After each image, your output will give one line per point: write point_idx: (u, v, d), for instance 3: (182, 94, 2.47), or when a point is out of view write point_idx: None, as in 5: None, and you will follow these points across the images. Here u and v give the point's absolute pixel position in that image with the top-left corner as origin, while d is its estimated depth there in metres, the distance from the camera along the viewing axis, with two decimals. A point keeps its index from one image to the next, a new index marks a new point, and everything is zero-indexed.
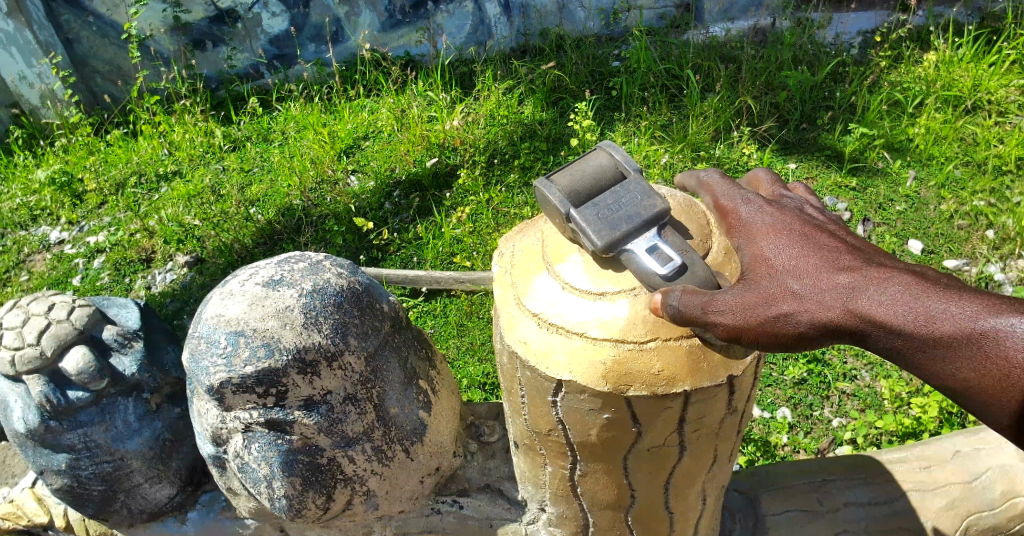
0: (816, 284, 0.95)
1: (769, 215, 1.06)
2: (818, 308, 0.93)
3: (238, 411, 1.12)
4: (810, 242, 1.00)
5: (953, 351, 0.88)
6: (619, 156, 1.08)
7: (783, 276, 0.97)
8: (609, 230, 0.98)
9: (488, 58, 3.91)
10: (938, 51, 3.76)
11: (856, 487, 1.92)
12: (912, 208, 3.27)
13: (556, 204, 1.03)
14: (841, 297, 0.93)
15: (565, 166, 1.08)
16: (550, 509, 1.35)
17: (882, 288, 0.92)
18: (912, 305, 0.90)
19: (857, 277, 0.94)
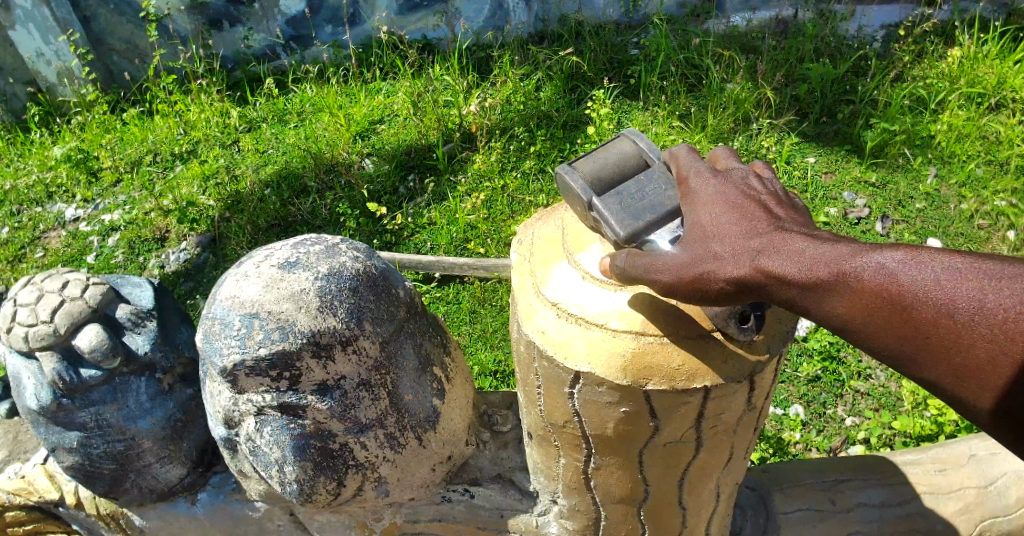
0: (734, 241, 0.88)
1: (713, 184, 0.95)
2: (732, 264, 0.86)
3: (251, 393, 1.11)
4: (737, 198, 0.92)
5: (849, 296, 0.83)
6: (643, 145, 1.06)
7: (705, 234, 0.90)
8: (633, 218, 0.95)
9: (506, 44, 3.87)
10: (964, 46, 3.68)
11: (869, 488, 1.90)
12: (932, 205, 3.21)
13: (579, 191, 1.00)
14: (750, 250, 0.86)
15: (588, 155, 1.06)
16: (562, 501, 1.33)
17: (790, 240, 0.86)
18: (814, 253, 0.84)
19: (769, 231, 0.88)
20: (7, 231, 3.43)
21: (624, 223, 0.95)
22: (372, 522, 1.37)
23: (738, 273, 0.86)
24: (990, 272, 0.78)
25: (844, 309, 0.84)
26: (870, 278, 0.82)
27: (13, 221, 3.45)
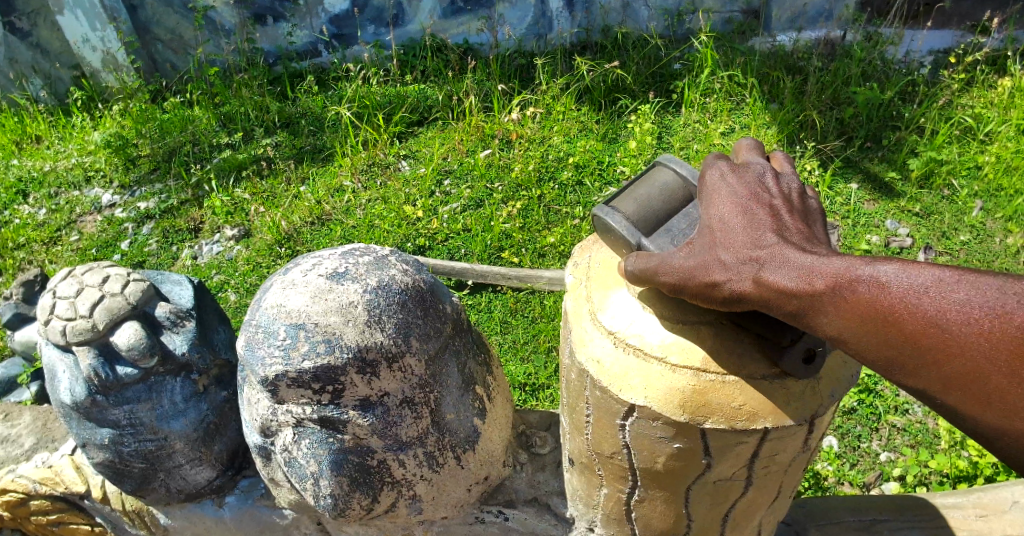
0: (734, 240, 0.84)
1: (728, 181, 0.92)
2: (726, 268, 0.82)
3: (291, 405, 1.08)
4: (730, 199, 0.90)
5: (845, 310, 0.79)
6: (685, 171, 1.02)
7: (703, 239, 0.87)
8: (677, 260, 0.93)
9: (548, 52, 3.84)
10: (1017, 77, 3.57)
11: (907, 530, 1.81)
12: (977, 239, 3.11)
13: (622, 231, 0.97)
14: (743, 252, 0.83)
15: (628, 188, 1.03)
16: (599, 530, 1.29)
17: (777, 239, 0.83)
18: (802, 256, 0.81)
19: (761, 228, 0.85)
20: (45, 213, 3.47)
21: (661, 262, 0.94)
22: None
23: (729, 277, 0.82)
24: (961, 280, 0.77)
25: (842, 323, 0.79)
26: (860, 284, 0.78)
27: (50, 203, 3.49)
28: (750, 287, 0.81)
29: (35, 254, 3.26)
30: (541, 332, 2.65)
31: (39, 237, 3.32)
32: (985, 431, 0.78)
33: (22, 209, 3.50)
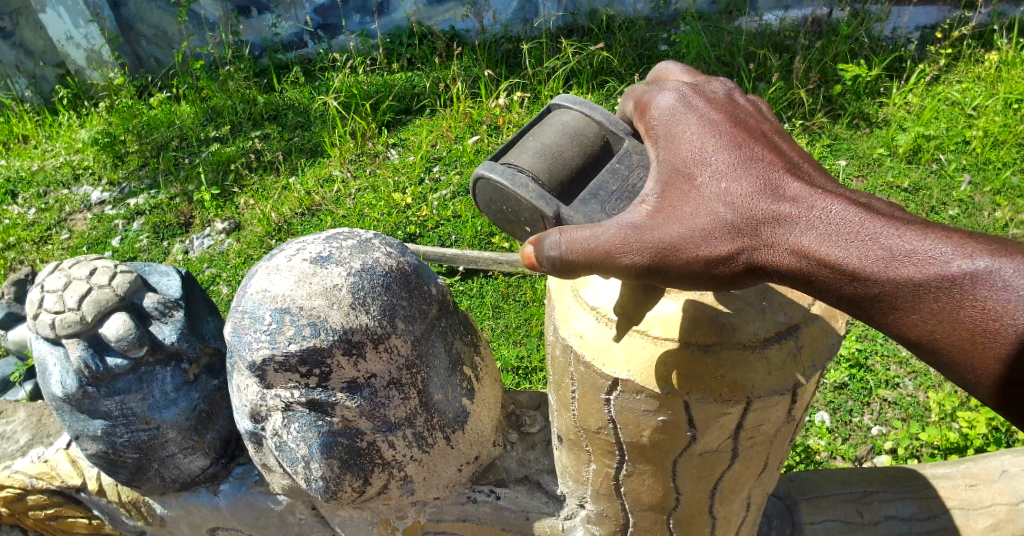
0: (713, 196, 0.82)
1: (695, 124, 0.89)
2: (712, 232, 0.79)
3: (279, 389, 1.09)
4: (689, 146, 0.87)
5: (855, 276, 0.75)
6: (575, 115, 1.12)
7: (675, 198, 0.84)
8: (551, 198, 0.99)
9: (534, 37, 3.83)
10: (1003, 50, 3.57)
11: (897, 500, 1.82)
12: (966, 213, 3.11)
13: (508, 183, 1.01)
14: (726, 210, 0.80)
15: (523, 134, 1.13)
16: (590, 506, 1.31)
17: (752, 184, 0.81)
18: (785, 202, 0.79)
19: (733, 174, 0.83)
20: (34, 212, 3.46)
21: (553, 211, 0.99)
22: (395, 520, 1.36)
23: (718, 242, 0.79)
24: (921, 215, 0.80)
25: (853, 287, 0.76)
26: (853, 230, 0.75)
27: (40, 203, 3.48)
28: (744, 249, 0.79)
29: (25, 254, 3.25)
30: (533, 316, 2.67)
31: (29, 237, 3.31)
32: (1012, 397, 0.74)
33: (11, 209, 3.48)
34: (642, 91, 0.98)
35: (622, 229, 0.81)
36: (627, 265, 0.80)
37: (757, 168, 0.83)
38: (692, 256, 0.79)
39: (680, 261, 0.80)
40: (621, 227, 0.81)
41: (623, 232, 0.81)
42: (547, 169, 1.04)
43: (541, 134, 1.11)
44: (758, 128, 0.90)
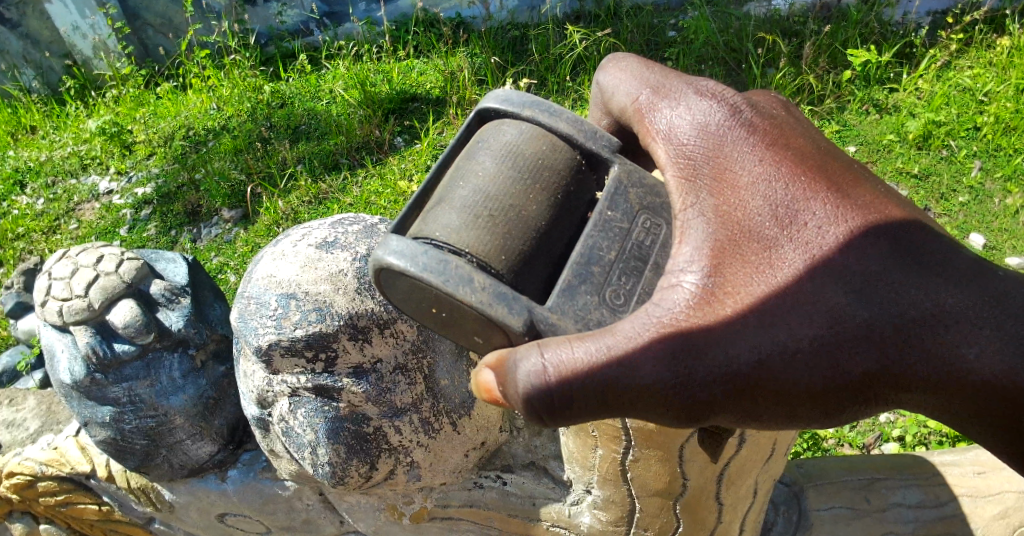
0: (757, 302, 0.83)
1: (751, 162, 0.90)
2: (760, 355, 0.81)
3: (286, 374, 1.12)
4: (724, 213, 0.88)
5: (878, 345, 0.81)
6: (515, 129, 1.04)
7: (719, 295, 0.84)
8: (514, 302, 0.86)
9: (540, 24, 3.80)
10: (1016, 35, 3.51)
11: (905, 488, 1.81)
12: (975, 200, 3.09)
13: (432, 270, 0.86)
14: (779, 326, 0.82)
15: (459, 158, 1.04)
16: (596, 492, 1.29)
17: (798, 277, 0.83)
18: (851, 312, 0.81)
19: (775, 265, 0.84)
20: (42, 203, 3.47)
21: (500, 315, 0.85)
22: (402, 505, 1.37)
23: (769, 364, 0.81)
24: (952, 247, 0.83)
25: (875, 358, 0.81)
26: (935, 348, 0.78)
27: (48, 193, 3.49)
28: (816, 375, 0.81)
29: (35, 244, 3.28)
30: None
31: (38, 226, 3.34)
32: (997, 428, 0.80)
33: (20, 199, 3.50)
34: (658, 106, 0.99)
35: (655, 356, 0.81)
36: (648, 393, 0.82)
37: (808, 245, 0.84)
38: (736, 382, 0.82)
39: (727, 388, 0.82)
40: (653, 349, 0.81)
41: (656, 360, 0.81)
42: (483, 234, 0.91)
43: (469, 174, 0.99)
44: (790, 160, 0.89)
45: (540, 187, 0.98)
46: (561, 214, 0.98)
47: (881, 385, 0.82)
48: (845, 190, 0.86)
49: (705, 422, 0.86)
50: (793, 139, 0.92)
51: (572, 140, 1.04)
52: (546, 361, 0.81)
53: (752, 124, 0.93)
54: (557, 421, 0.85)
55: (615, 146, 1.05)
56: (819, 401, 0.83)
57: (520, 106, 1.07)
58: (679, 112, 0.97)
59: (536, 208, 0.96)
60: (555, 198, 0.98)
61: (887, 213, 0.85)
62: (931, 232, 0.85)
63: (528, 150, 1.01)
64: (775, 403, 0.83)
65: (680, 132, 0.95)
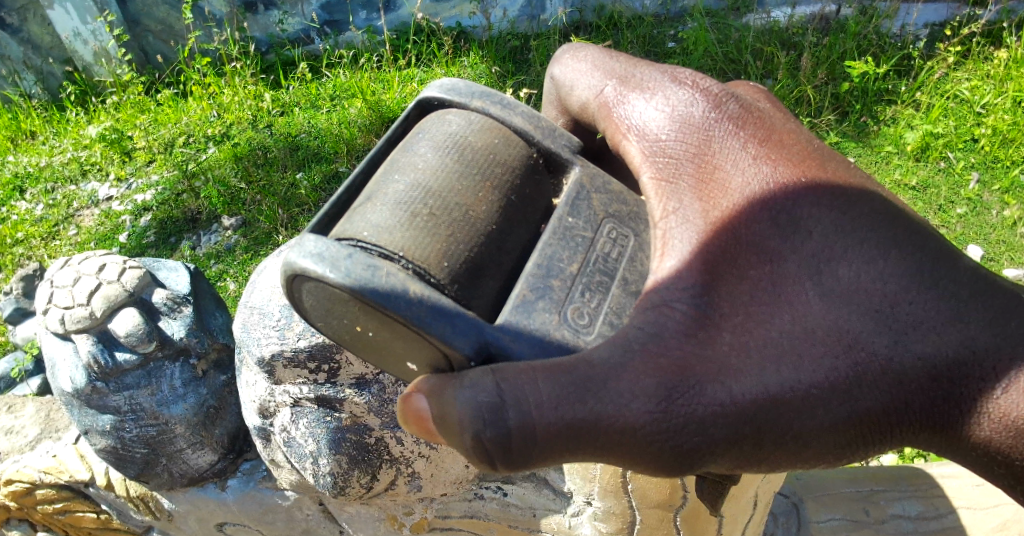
0: (757, 332, 0.84)
1: (737, 168, 0.93)
2: (765, 394, 0.81)
3: (287, 385, 1.15)
4: (707, 214, 0.91)
5: (871, 384, 0.81)
6: (463, 119, 1.08)
7: (716, 313, 0.86)
8: (456, 319, 0.85)
9: (540, 34, 3.82)
10: (1013, 47, 3.52)
11: (904, 500, 1.81)
12: (973, 212, 3.11)
13: (361, 277, 0.83)
14: (784, 366, 0.82)
15: (404, 145, 1.06)
16: (597, 503, 1.29)
17: (799, 292, 0.85)
18: (864, 348, 0.81)
19: (772, 280, 0.87)
20: (42, 208, 3.48)
21: (440, 332, 0.84)
22: (402, 515, 1.37)
23: (770, 405, 0.82)
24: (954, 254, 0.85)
25: (871, 401, 0.81)
26: (962, 387, 0.79)
27: (47, 199, 3.50)
28: (830, 418, 0.82)
29: (33, 249, 3.29)
30: None
31: (37, 232, 3.34)
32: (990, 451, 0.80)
33: (19, 205, 3.51)
34: (639, 108, 1.03)
35: (645, 404, 0.79)
36: (632, 435, 0.80)
37: (810, 257, 0.86)
38: (731, 428, 0.82)
39: (726, 436, 0.82)
40: (640, 397, 0.79)
41: (647, 408, 0.79)
42: (421, 234, 0.91)
43: (407, 169, 0.99)
44: (765, 158, 0.93)
45: (487, 182, 1.01)
46: (513, 211, 1.01)
47: (903, 424, 0.82)
48: (825, 183, 0.90)
49: (699, 469, 0.86)
50: (767, 136, 0.95)
51: (529, 135, 1.10)
52: (502, 399, 0.79)
53: (723, 123, 0.97)
54: (524, 466, 0.84)
55: (573, 147, 1.11)
56: (835, 439, 0.83)
57: (470, 96, 1.12)
58: (651, 114, 1.01)
59: (481, 205, 0.98)
60: (500, 196, 1.01)
61: (877, 205, 0.87)
62: (955, 259, 0.84)
63: (478, 142, 1.05)
64: (781, 445, 0.83)
65: (652, 136, 1.00)
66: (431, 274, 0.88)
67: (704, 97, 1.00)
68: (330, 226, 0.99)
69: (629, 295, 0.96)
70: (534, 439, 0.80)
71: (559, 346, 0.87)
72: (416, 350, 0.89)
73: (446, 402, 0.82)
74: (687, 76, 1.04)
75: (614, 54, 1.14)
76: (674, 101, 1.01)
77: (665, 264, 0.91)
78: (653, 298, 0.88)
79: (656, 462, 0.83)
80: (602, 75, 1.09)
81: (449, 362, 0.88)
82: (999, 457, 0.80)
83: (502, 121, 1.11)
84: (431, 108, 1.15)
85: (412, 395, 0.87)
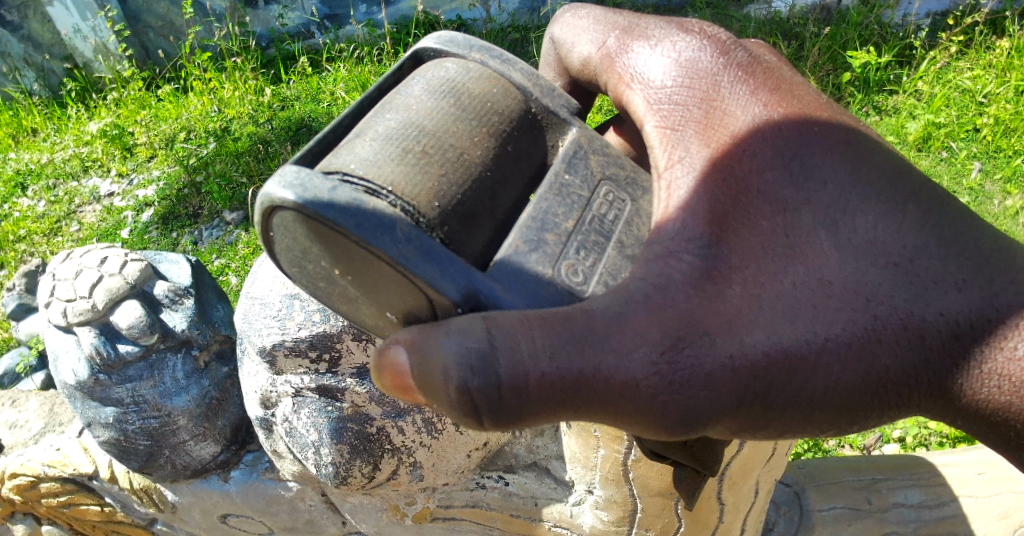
0: (769, 286, 0.84)
1: (746, 115, 0.94)
2: (777, 347, 0.81)
3: (289, 375, 1.17)
4: (716, 161, 0.92)
5: (884, 343, 0.82)
6: (454, 66, 1.09)
7: (724, 264, 0.85)
8: (447, 264, 0.85)
9: (541, 26, 3.82)
10: (1015, 36, 3.50)
11: (906, 488, 1.81)
12: (976, 201, 3.10)
13: (346, 207, 0.81)
14: (799, 319, 0.82)
15: (393, 90, 1.06)
16: (598, 492, 1.29)
17: (814, 243, 0.85)
18: (882, 302, 0.82)
19: (785, 232, 0.87)
20: (44, 205, 3.48)
21: (428, 275, 0.84)
22: (404, 506, 1.38)
23: (781, 361, 0.82)
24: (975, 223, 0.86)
25: (883, 361, 0.82)
26: (984, 347, 0.80)
27: (49, 195, 3.50)
28: (845, 374, 0.82)
29: (36, 246, 3.29)
30: None
31: (39, 229, 3.34)
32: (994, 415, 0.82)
33: (21, 201, 3.51)
34: (645, 56, 1.03)
35: (649, 355, 0.79)
36: (634, 389, 0.80)
37: (823, 204, 0.87)
38: (739, 384, 0.82)
39: (735, 397, 0.82)
40: (644, 347, 0.79)
41: (652, 359, 0.79)
42: (413, 170, 0.90)
43: (400, 108, 0.99)
44: (774, 106, 0.94)
45: (482, 128, 1.01)
46: (505, 165, 1.02)
47: (922, 384, 0.83)
48: (835, 130, 0.92)
49: (700, 432, 0.86)
50: (775, 84, 0.97)
51: (527, 91, 1.11)
52: (493, 347, 0.78)
53: (731, 71, 0.98)
54: (516, 422, 0.84)
55: (572, 108, 1.10)
56: (852, 399, 0.84)
57: (469, 49, 1.13)
58: (658, 62, 1.02)
59: (475, 150, 0.98)
60: (495, 144, 1.02)
61: (879, 156, 0.91)
62: (973, 222, 0.86)
63: (475, 89, 1.05)
64: (791, 406, 0.84)
65: (657, 85, 1.00)
66: (420, 213, 0.87)
67: (711, 45, 1.01)
68: (314, 161, 0.96)
69: (625, 258, 0.96)
70: (528, 392, 0.80)
71: (556, 294, 0.88)
72: (401, 298, 0.89)
73: (431, 352, 0.81)
74: (693, 25, 1.05)
75: (614, 11, 1.14)
76: (680, 50, 1.02)
77: (670, 211, 0.91)
78: (657, 249, 0.87)
79: (657, 422, 0.83)
80: (604, 28, 1.10)
81: (433, 308, 0.87)
82: (1015, 424, 0.81)
83: (499, 75, 1.11)
84: (424, 58, 1.15)
85: (393, 347, 0.85)
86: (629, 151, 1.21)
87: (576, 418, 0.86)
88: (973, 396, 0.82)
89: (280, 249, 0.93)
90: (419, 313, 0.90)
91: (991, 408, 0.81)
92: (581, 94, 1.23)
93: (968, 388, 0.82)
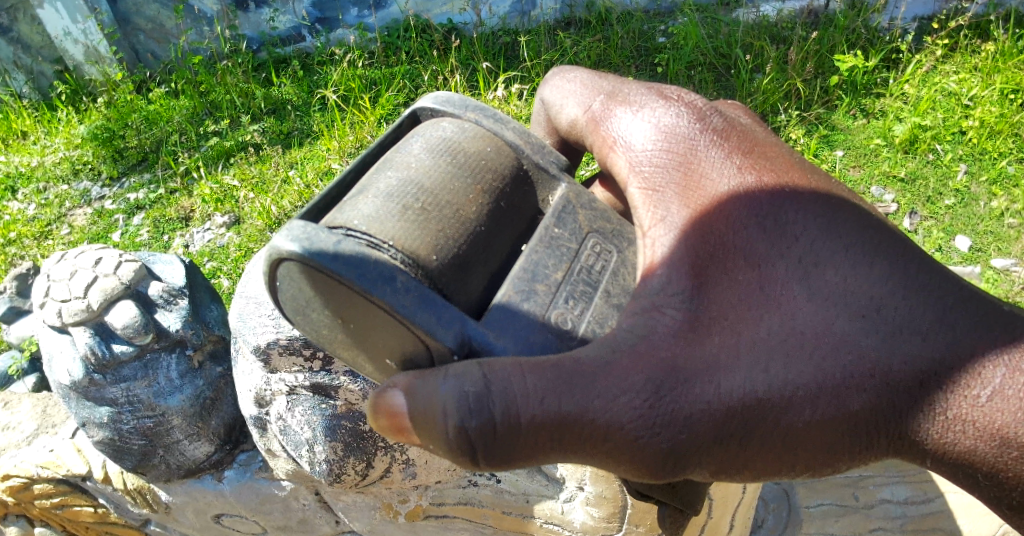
0: (746, 334, 0.88)
1: (723, 178, 0.97)
2: (751, 394, 0.85)
3: (284, 373, 1.19)
4: (695, 222, 0.95)
5: (858, 387, 0.85)
6: (450, 125, 1.13)
7: (706, 315, 0.89)
8: (443, 312, 0.88)
9: (531, 29, 3.85)
10: (1000, 40, 3.55)
11: (894, 484, 1.83)
12: (961, 203, 3.14)
13: (349, 261, 0.85)
14: (772, 367, 0.86)
15: (389, 151, 1.10)
16: (589, 488, 1.31)
17: (787, 294, 0.89)
18: (850, 350, 0.85)
19: (761, 284, 0.90)
20: (34, 209, 3.47)
21: (426, 323, 0.87)
22: (397, 504, 1.40)
23: (755, 405, 0.85)
24: (936, 266, 0.90)
25: (858, 405, 0.85)
26: (947, 392, 0.83)
27: (40, 198, 3.49)
28: (816, 416, 0.85)
29: (26, 249, 3.26)
30: None
31: (29, 232, 3.33)
32: (967, 464, 0.84)
33: (11, 205, 3.49)
34: (626, 120, 1.07)
35: (633, 400, 0.82)
36: (623, 431, 0.83)
37: (801, 258, 0.90)
38: (716, 426, 0.85)
39: (708, 437, 0.85)
40: (629, 391, 0.83)
41: (635, 404, 0.82)
42: (412, 227, 0.94)
43: (400, 166, 1.02)
44: (749, 169, 0.98)
45: (477, 185, 1.04)
46: (497, 220, 1.04)
47: (889, 428, 0.86)
48: (807, 194, 0.95)
49: (681, 473, 0.89)
50: (751, 148, 1.01)
51: (519, 149, 1.13)
52: (488, 389, 0.81)
53: (707, 136, 1.02)
54: (510, 463, 0.86)
55: (561, 164, 1.14)
56: (825, 445, 0.86)
57: (463, 109, 1.16)
58: (638, 127, 1.06)
59: (470, 207, 1.01)
60: (489, 200, 1.04)
61: (855, 214, 0.94)
62: (940, 268, 0.90)
63: (470, 148, 1.08)
64: (764, 446, 0.87)
65: (638, 149, 1.04)
66: (419, 265, 0.91)
67: (688, 112, 1.05)
68: (318, 216, 1.00)
69: (612, 305, 0.99)
70: (521, 432, 0.82)
71: (546, 342, 0.91)
72: (397, 343, 0.92)
73: (428, 394, 0.84)
74: (672, 92, 1.09)
75: (601, 76, 1.19)
76: (659, 115, 1.05)
77: (654, 268, 0.94)
78: (643, 302, 0.90)
79: (646, 463, 0.86)
80: (590, 93, 1.15)
81: (429, 354, 0.90)
82: (983, 468, 0.83)
83: (493, 133, 1.14)
84: (423, 118, 1.19)
85: (391, 390, 0.88)
86: (617, 205, 1.23)
87: (568, 458, 0.88)
88: (940, 440, 0.84)
89: (284, 298, 0.95)
90: (418, 359, 0.92)
91: (958, 451, 0.84)
92: (570, 151, 1.26)
93: (936, 432, 0.84)
